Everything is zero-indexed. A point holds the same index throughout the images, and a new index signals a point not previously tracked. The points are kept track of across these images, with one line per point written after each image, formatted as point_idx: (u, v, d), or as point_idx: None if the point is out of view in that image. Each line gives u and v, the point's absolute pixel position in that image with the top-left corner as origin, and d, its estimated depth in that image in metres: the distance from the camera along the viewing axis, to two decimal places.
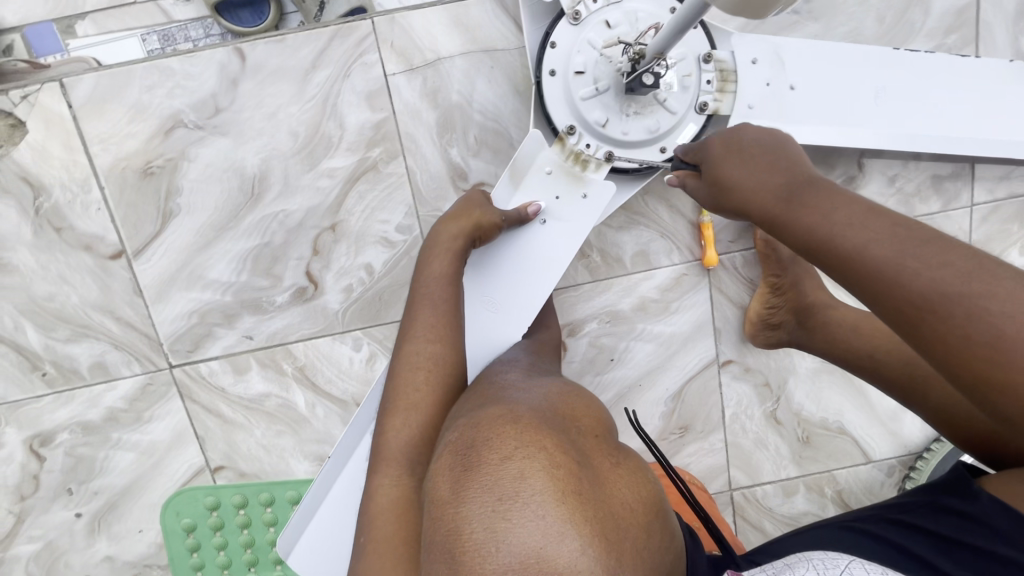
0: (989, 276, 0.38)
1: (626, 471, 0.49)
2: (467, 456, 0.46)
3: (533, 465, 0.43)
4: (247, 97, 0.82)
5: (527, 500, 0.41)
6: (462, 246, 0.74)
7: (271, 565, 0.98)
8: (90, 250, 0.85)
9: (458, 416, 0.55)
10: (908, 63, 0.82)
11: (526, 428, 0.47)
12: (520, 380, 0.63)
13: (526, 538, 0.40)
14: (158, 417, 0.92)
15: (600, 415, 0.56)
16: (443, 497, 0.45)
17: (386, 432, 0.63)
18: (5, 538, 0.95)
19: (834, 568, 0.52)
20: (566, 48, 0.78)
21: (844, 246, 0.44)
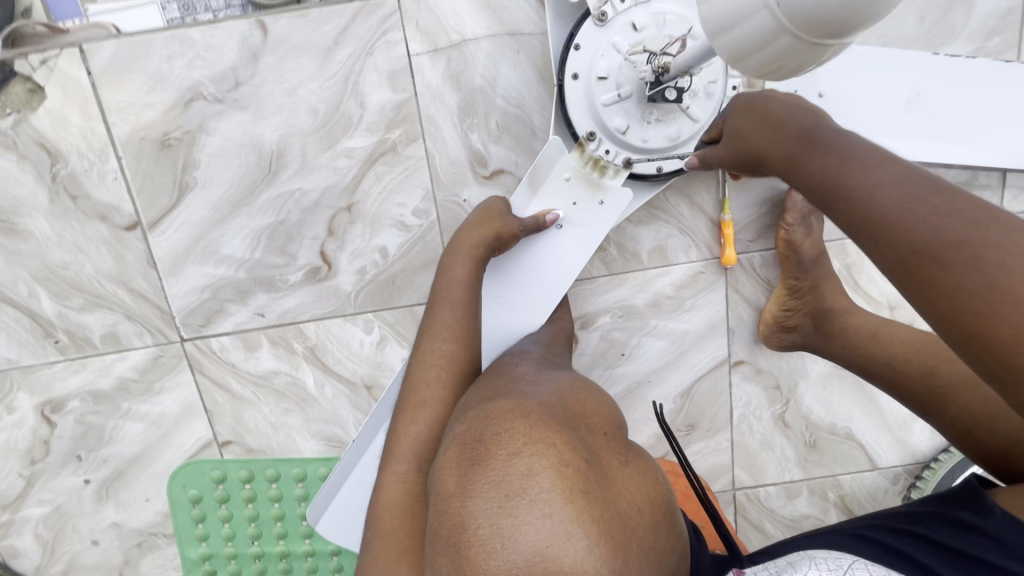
0: (994, 225, 0.36)
1: (633, 470, 0.49)
2: (476, 448, 0.46)
3: (541, 463, 0.43)
4: (268, 72, 0.81)
5: (535, 497, 0.41)
6: (484, 252, 0.74)
7: (274, 539, 0.99)
8: (105, 220, 0.85)
9: (468, 408, 0.55)
10: (945, 69, 0.79)
11: (536, 424, 0.46)
12: (535, 373, 0.62)
13: (533, 536, 0.40)
14: (168, 389, 0.93)
15: (611, 412, 0.56)
16: (449, 489, 0.45)
17: (396, 428, 0.63)
18: (15, 500, 0.97)
19: (838, 569, 0.53)
20: (590, 52, 0.75)
21: (850, 191, 0.43)
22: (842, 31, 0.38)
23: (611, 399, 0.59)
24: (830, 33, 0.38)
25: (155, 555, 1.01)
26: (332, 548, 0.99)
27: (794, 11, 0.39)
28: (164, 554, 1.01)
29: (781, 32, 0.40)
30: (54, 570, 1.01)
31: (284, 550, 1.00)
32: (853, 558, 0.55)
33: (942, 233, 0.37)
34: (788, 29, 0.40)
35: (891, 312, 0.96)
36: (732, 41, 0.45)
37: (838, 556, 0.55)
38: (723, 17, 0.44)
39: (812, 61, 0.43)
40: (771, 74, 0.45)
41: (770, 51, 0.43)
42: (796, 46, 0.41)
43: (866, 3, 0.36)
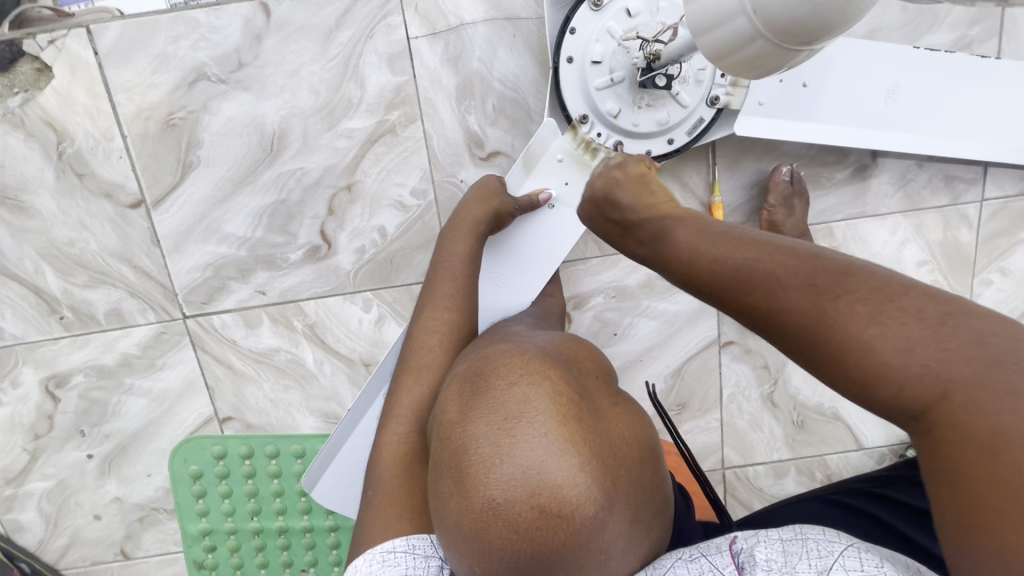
0: (783, 284, 0.42)
1: (623, 410, 0.51)
2: (477, 382, 0.49)
3: (537, 390, 0.46)
4: (271, 53, 0.83)
5: (531, 419, 0.44)
6: (483, 231, 0.76)
7: (273, 515, 1.02)
8: (110, 198, 0.87)
9: (468, 354, 0.57)
10: (927, 62, 0.81)
11: (532, 360, 0.49)
12: (525, 331, 0.65)
13: (529, 454, 0.42)
14: (171, 365, 0.95)
15: (602, 362, 0.59)
16: (450, 418, 0.48)
17: (397, 389, 0.65)
18: (19, 475, 0.99)
19: (828, 555, 0.45)
20: (586, 36, 0.78)
21: (687, 276, 0.49)
22: (812, 40, 0.42)
23: (603, 353, 0.61)
24: (803, 42, 0.42)
25: (156, 530, 1.04)
26: (330, 524, 1.02)
27: (772, 18, 0.42)
28: (165, 529, 1.04)
29: (757, 36, 0.44)
30: (57, 544, 1.03)
31: (283, 526, 1.02)
32: (846, 542, 0.46)
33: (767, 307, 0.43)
34: (762, 34, 0.44)
35: None
36: (710, 41, 0.48)
37: (829, 537, 0.48)
38: (702, 18, 0.47)
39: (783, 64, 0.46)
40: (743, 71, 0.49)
41: (745, 53, 0.46)
42: (770, 49, 0.45)
43: (834, 17, 0.40)
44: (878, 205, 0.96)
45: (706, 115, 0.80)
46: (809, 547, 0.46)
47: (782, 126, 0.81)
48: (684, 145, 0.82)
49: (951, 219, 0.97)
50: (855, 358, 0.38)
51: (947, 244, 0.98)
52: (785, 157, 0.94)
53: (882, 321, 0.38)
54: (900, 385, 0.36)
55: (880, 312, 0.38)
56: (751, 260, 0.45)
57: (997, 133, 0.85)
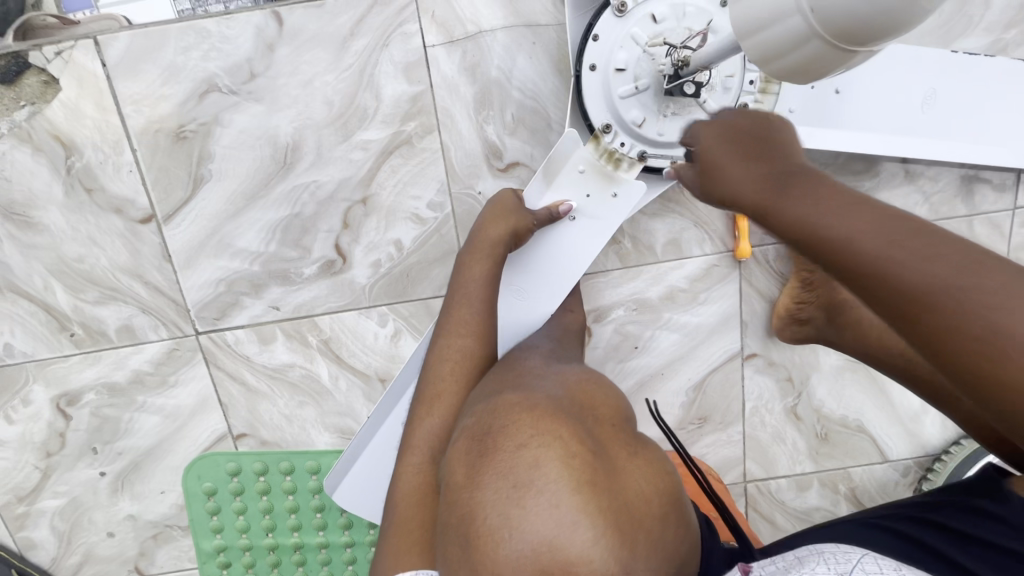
0: (979, 272, 0.35)
1: (641, 461, 0.50)
2: (484, 441, 0.47)
3: (547, 454, 0.44)
4: (284, 64, 0.80)
5: (541, 488, 0.43)
6: (503, 253, 0.74)
7: (288, 531, 1.00)
8: (120, 213, 0.84)
9: (479, 400, 0.56)
10: (965, 67, 0.78)
11: (542, 417, 0.48)
12: (542, 366, 0.63)
13: (541, 528, 0.42)
14: (183, 382, 0.93)
15: (620, 402, 0.57)
16: (457, 480, 0.46)
17: (411, 421, 0.63)
18: (31, 493, 0.97)
19: (846, 562, 0.55)
20: (609, 43, 0.75)
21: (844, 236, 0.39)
22: (877, 36, 0.39)
23: (622, 393, 0.59)
24: (864, 42, 0.39)
25: (170, 547, 1.02)
26: (346, 540, 1.00)
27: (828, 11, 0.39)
28: (179, 545, 1.02)
29: (811, 37, 0.41)
30: (70, 561, 1.02)
31: (298, 542, 1.01)
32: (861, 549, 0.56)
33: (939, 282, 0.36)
34: (818, 34, 0.40)
35: None
36: (757, 42, 0.45)
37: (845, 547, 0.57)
38: (750, 17, 0.44)
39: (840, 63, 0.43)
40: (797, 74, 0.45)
41: (796, 55, 0.43)
42: (824, 51, 0.41)
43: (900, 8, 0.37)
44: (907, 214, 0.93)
45: None
46: (828, 556, 0.57)
47: (813, 134, 0.78)
48: None
49: (983, 227, 0.94)
50: None
51: None
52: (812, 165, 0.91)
53: None
54: None
55: None
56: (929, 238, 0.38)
57: None
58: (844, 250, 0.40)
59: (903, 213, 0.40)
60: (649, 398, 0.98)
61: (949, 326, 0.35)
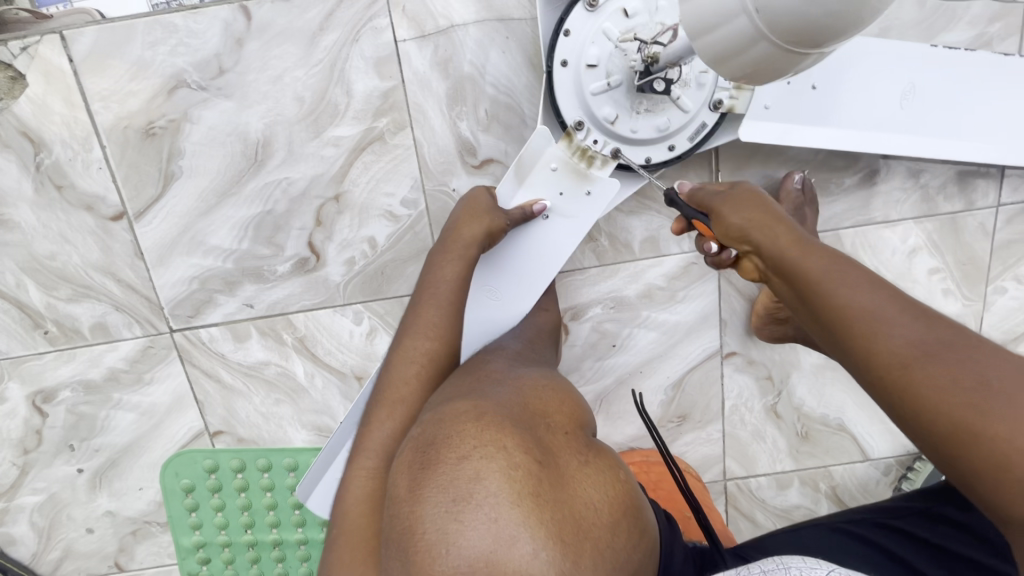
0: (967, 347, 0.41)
1: (593, 470, 0.48)
2: (427, 452, 0.45)
3: (489, 466, 0.42)
4: (253, 59, 0.79)
5: (480, 501, 0.41)
6: (476, 252, 0.73)
7: (267, 528, 1.00)
8: (91, 210, 0.84)
9: (433, 405, 0.54)
10: (944, 62, 0.77)
11: (489, 427, 0.46)
12: (504, 370, 0.62)
13: (479, 542, 0.40)
14: (159, 379, 0.93)
15: (576, 410, 0.56)
16: (399, 493, 0.44)
17: (367, 424, 0.62)
18: (9, 489, 0.98)
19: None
20: (580, 38, 0.73)
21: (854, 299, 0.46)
22: (818, 39, 0.38)
23: (583, 402, 0.59)
24: (813, 44, 0.38)
25: (149, 543, 1.03)
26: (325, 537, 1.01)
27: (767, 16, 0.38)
28: (158, 542, 1.03)
29: (760, 38, 0.40)
30: (51, 556, 1.02)
31: (277, 538, 1.01)
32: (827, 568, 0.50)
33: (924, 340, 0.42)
34: (767, 36, 0.40)
35: None
36: (708, 43, 0.44)
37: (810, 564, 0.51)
38: (698, 19, 0.43)
39: (789, 66, 0.42)
40: (750, 77, 0.44)
41: (747, 57, 0.42)
42: (774, 53, 0.40)
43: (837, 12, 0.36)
44: (888, 211, 0.92)
45: (708, 120, 0.76)
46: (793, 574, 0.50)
47: (788, 131, 0.76)
48: (686, 151, 0.78)
49: (965, 225, 0.93)
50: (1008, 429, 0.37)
51: (960, 252, 0.94)
52: (793, 162, 0.90)
53: None
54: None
55: None
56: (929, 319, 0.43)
57: (1018, 136, 0.80)
58: (844, 298, 0.46)
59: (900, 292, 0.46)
60: (637, 390, 0.98)
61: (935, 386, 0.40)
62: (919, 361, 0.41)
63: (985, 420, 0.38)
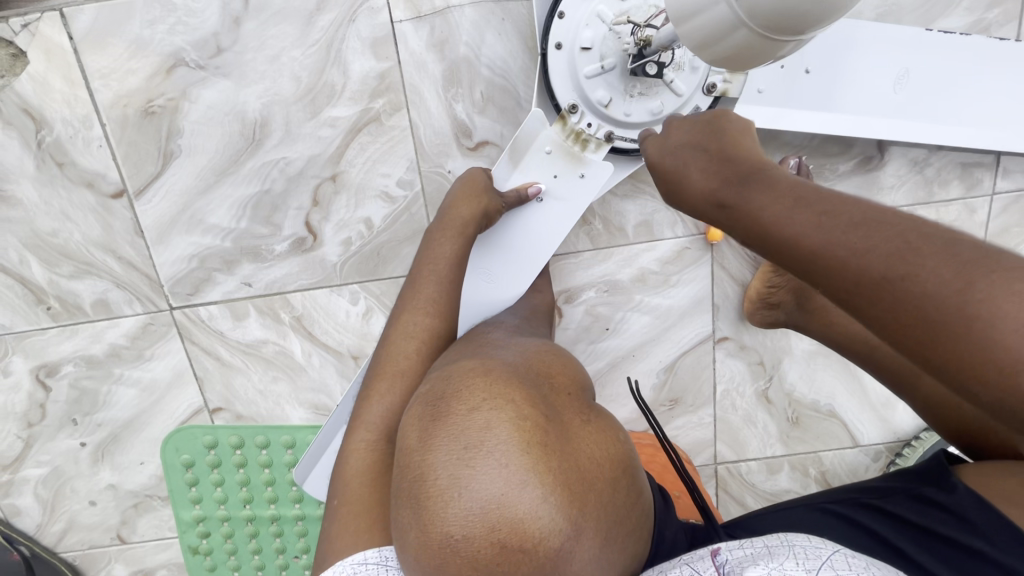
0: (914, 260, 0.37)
1: (595, 427, 0.50)
2: (438, 404, 0.47)
3: (498, 417, 0.44)
4: (250, 38, 0.80)
5: (491, 448, 0.42)
6: (473, 233, 0.74)
7: (265, 503, 1.03)
8: (92, 188, 0.85)
9: (437, 368, 0.56)
10: (938, 46, 0.77)
11: (498, 381, 0.48)
12: (505, 339, 0.63)
13: (491, 486, 0.41)
14: (159, 356, 0.95)
15: (579, 372, 0.58)
16: (410, 444, 0.46)
17: (369, 397, 0.62)
18: (14, 461, 1.00)
19: (816, 558, 0.51)
20: (575, 21, 0.73)
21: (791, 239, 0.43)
22: (795, 28, 0.38)
23: (584, 367, 0.60)
24: (789, 32, 0.39)
25: (150, 516, 1.05)
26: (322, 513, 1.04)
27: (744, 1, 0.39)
28: (159, 515, 1.05)
29: (739, 25, 0.41)
30: (55, 528, 1.05)
31: (275, 513, 1.04)
32: (831, 548, 0.52)
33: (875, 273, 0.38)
34: (745, 23, 0.40)
35: None
36: (692, 29, 0.44)
37: (815, 544, 0.53)
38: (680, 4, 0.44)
39: (767, 52, 0.42)
40: (729, 63, 0.45)
41: (729, 42, 0.43)
42: (753, 39, 0.41)
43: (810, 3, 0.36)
44: (883, 198, 0.92)
45: (703, 104, 0.76)
46: (797, 550, 0.52)
47: (782, 115, 0.77)
48: None
49: (959, 213, 0.93)
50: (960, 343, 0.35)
51: None
52: (788, 148, 0.90)
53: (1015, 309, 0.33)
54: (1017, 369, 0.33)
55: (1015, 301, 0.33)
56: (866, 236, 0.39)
57: (1011, 121, 0.80)
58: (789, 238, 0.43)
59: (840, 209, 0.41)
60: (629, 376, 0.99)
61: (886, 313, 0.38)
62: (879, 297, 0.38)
63: (946, 344, 0.35)
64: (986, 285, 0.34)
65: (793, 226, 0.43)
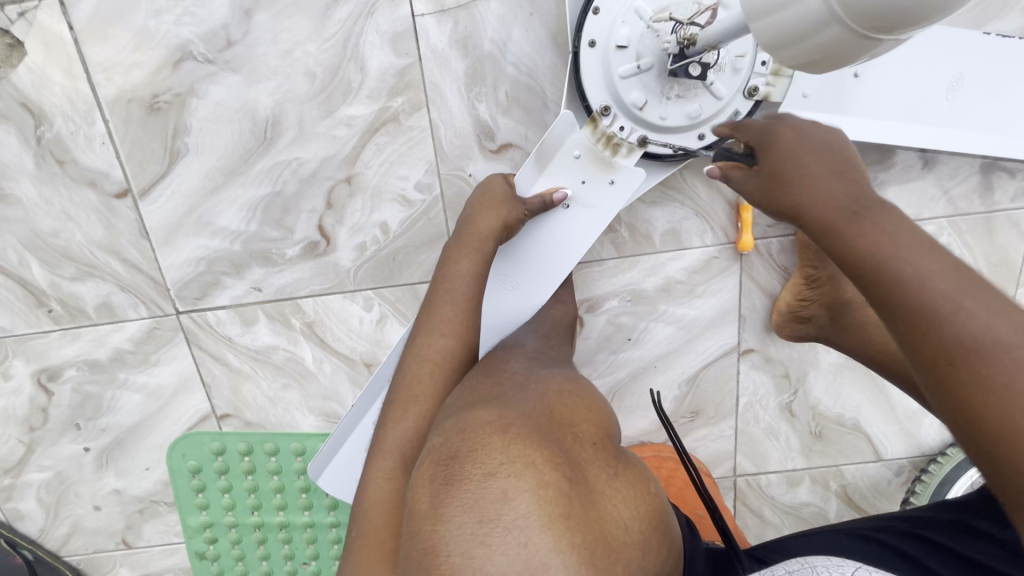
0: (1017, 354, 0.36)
1: (620, 487, 0.47)
2: (450, 465, 0.43)
3: (517, 486, 0.40)
4: (263, 31, 0.75)
5: (509, 524, 0.39)
6: (493, 247, 0.70)
7: (274, 510, 1.01)
8: (95, 187, 0.81)
9: (451, 411, 0.52)
10: (997, 50, 0.72)
11: (516, 440, 0.44)
12: (524, 372, 0.59)
13: (507, 568, 0.37)
14: (165, 361, 0.91)
15: (604, 416, 0.55)
16: (420, 509, 0.42)
17: (384, 426, 0.59)
18: (16, 466, 0.97)
19: None
20: (611, 17, 0.69)
21: (911, 277, 0.41)
22: (899, 26, 0.34)
23: (609, 408, 0.57)
24: (888, 29, 0.35)
25: (156, 521, 1.03)
26: (332, 520, 1.01)
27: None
28: (165, 521, 1.03)
29: (831, 22, 0.36)
30: (58, 532, 1.02)
31: (284, 520, 1.01)
32: None
33: (991, 330, 0.37)
34: (840, 19, 0.36)
35: None
36: (769, 26, 0.41)
37: None
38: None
39: (858, 53, 0.38)
40: (811, 63, 0.41)
41: (813, 42, 0.39)
42: (846, 38, 0.37)
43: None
44: (922, 209, 0.88)
45: (743, 108, 0.71)
46: None
47: (828, 122, 0.72)
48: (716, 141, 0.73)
49: (1000, 225, 0.89)
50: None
51: (993, 254, 0.90)
52: None
53: None
54: None
55: None
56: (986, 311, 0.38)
57: None
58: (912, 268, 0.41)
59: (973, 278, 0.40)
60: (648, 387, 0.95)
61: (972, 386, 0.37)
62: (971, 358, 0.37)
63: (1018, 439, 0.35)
64: None
65: (927, 272, 0.41)
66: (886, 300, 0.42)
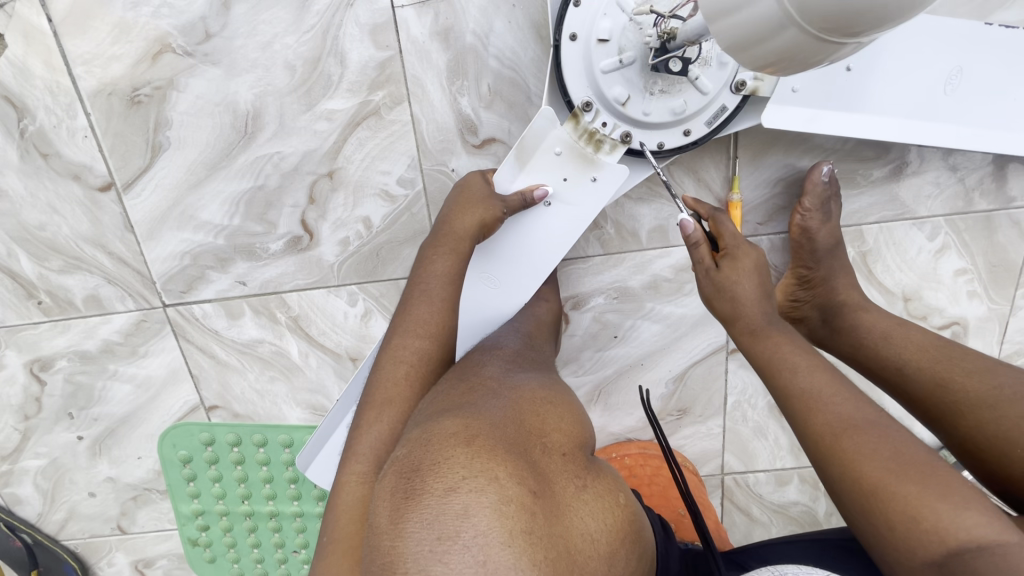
0: (882, 437, 0.49)
1: (587, 499, 0.47)
2: (412, 479, 0.42)
3: (478, 500, 0.40)
4: (241, 23, 0.74)
5: (468, 542, 0.38)
6: (468, 247, 0.70)
7: (263, 499, 1.02)
8: (79, 180, 0.81)
9: (421, 419, 0.51)
10: (997, 43, 0.69)
11: (481, 453, 0.43)
12: (499, 378, 0.59)
13: None
14: (154, 353, 0.92)
15: (577, 426, 0.55)
16: (381, 524, 0.41)
17: (359, 427, 0.59)
18: (12, 453, 0.99)
19: None
20: (591, 10, 0.67)
21: (799, 386, 0.56)
22: (866, 24, 0.33)
23: (584, 415, 0.57)
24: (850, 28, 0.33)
25: (149, 509, 1.05)
26: (320, 511, 1.02)
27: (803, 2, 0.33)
28: (158, 508, 1.05)
29: (790, 24, 0.35)
30: (56, 517, 1.05)
31: (274, 510, 1.03)
32: None
33: (857, 416, 0.51)
34: (797, 21, 0.34)
35: (905, 305, 0.90)
36: (728, 29, 0.39)
37: None
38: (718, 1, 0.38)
39: (823, 55, 0.37)
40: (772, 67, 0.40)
41: (773, 45, 0.37)
42: (803, 40, 0.36)
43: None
44: (918, 207, 0.86)
45: (729, 103, 0.70)
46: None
47: (817, 118, 0.70)
48: (702, 137, 0.72)
49: (999, 224, 0.86)
50: (895, 505, 0.46)
51: (993, 254, 0.88)
52: (818, 151, 0.83)
53: (951, 501, 0.44)
54: (940, 538, 0.43)
55: (950, 494, 0.44)
56: (855, 413, 0.52)
57: None
58: (798, 378, 0.56)
59: (847, 384, 0.55)
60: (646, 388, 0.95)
61: (845, 457, 0.50)
62: (854, 430, 0.50)
63: (891, 499, 0.46)
64: (935, 482, 0.45)
65: (818, 384, 0.55)
66: (787, 402, 0.56)
